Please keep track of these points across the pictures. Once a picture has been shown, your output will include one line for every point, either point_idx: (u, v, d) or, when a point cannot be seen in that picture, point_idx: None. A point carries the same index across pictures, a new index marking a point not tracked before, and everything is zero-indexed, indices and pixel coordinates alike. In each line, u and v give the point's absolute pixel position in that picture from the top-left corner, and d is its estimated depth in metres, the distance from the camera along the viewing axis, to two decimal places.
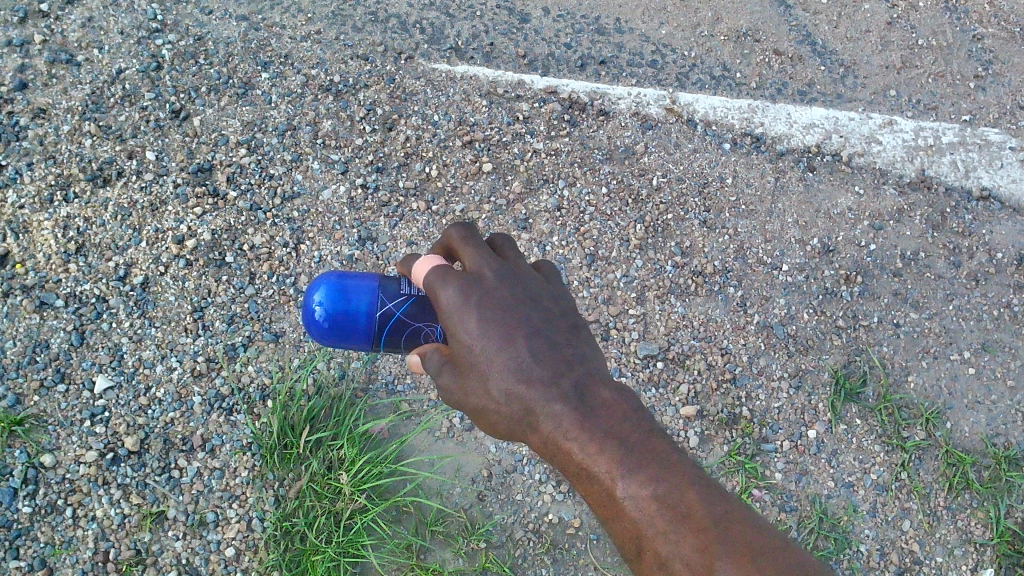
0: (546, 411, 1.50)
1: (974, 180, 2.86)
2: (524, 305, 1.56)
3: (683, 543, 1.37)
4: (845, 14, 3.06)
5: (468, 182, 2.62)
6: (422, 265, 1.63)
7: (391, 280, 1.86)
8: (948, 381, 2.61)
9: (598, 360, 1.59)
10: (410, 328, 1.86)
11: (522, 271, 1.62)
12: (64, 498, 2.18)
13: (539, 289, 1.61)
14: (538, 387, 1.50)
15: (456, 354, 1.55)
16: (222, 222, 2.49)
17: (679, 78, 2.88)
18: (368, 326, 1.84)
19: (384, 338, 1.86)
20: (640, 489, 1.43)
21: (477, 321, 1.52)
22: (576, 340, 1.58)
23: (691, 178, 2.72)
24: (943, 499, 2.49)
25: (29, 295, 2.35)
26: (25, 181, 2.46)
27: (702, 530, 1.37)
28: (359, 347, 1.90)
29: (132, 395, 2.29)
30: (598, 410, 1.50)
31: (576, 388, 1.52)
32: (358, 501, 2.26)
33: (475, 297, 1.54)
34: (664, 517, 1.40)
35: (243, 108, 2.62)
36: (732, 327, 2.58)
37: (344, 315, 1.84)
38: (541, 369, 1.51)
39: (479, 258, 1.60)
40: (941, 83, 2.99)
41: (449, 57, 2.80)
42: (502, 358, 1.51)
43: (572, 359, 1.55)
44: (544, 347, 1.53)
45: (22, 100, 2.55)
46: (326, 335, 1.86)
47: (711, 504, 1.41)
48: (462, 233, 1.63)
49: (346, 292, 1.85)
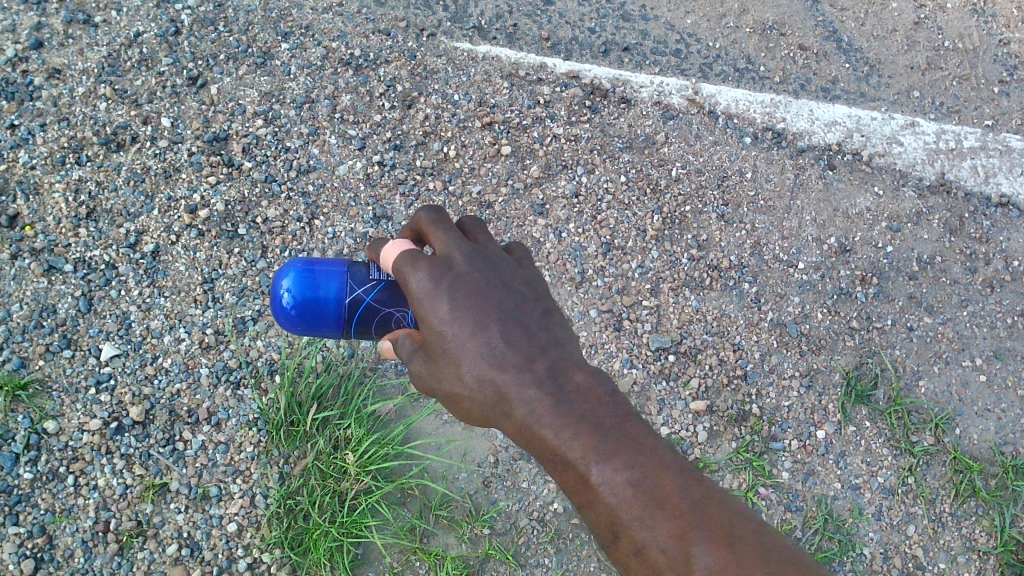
0: (517, 395, 1.43)
1: (993, 186, 2.83)
2: (496, 288, 1.50)
3: (659, 529, 1.29)
4: (872, 11, 3.01)
5: (486, 164, 2.59)
6: (391, 250, 1.57)
7: (360, 266, 1.83)
8: (958, 388, 2.60)
9: (574, 343, 1.51)
10: (380, 315, 1.83)
11: (494, 254, 1.55)
12: (66, 465, 2.15)
13: (511, 271, 1.54)
14: (510, 371, 1.43)
15: (428, 339, 1.49)
16: (236, 193, 2.45)
17: (703, 69, 2.84)
18: (337, 313, 1.82)
19: (354, 325, 1.83)
20: (615, 475, 1.34)
21: (448, 305, 1.46)
22: (551, 322, 1.51)
23: (710, 171, 2.69)
24: (948, 505, 2.48)
25: (37, 259, 2.31)
26: (38, 142, 2.42)
27: (679, 516, 1.29)
28: (330, 334, 1.88)
29: (138, 364, 2.26)
30: (571, 394, 1.42)
31: (550, 371, 1.44)
32: (363, 482, 2.24)
33: (444, 280, 1.48)
34: (639, 502, 1.31)
35: (262, 79, 2.58)
36: (746, 323, 2.56)
37: (312, 303, 1.82)
38: (513, 353, 1.45)
39: (449, 241, 1.54)
40: (966, 86, 2.95)
41: (472, 37, 2.76)
42: (473, 342, 1.45)
43: (546, 342, 1.47)
44: (517, 330, 1.47)
45: (37, 59, 2.51)
46: (295, 323, 1.84)
47: (688, 488, 1.33)
48: (432, 216, 1.57)
49: (314, 279, 1.83)
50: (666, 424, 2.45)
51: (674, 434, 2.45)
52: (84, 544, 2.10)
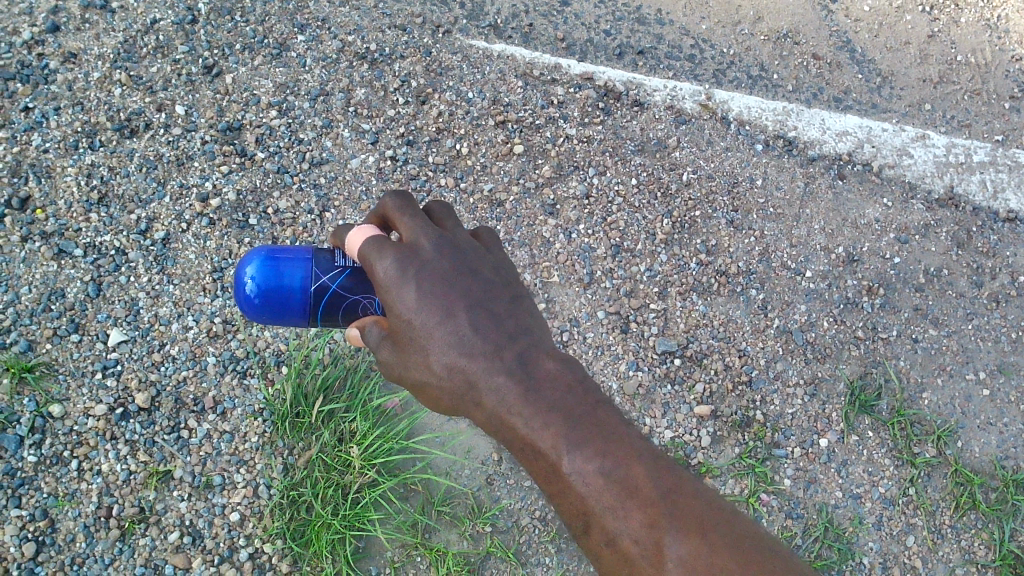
0: (488, 385, 1.47)
1: (1001, 201, 2.84)
2: (465, 277, 1.51)
3: (630, 519, 1.35)
4: (886, 23, 3.02)
5: (498, 162, 2.59)
6: (357, 236, 1.57)
7: (324, 252, 1.80)
8: (961, 401, 2.60)
9: (541, 327, 1.55)
10: (347, 302, 1.80)
11: (461, 240, 1.57)
12: (70, 450, 2.15)
13: (480, 260, 1.55)
14: (480, 360, 1.47)
15: (396, 328, 1.51)
16: (248, 183, 2.45)
17: (716, 75, 2.85)
18: (303, 301, 1.79)
19: (321, 313, 1.81)
20: (586, 465, 1.40)
21: (417, 295, 1.48)
22: (519, 309, 1.54)
23: (721, 176, 2.69)
24: (948, 518, 2.48)
25: (48, 242, 2.31)
26: (51, 125, 2.42)
27: (649, 506, 1.36)
28: (296, 323, 1.84)
29: (145, 351, 2.26)
30: (541, 383, 1.47)
31: (520, 360, 1.48)
32: (367, 475, 2.24)
33: (413, 269, 1.49)
34: (610, 492, 1.38)
35: (277, 70, 2.58)
36: (752, 330, 2.56)
37: (276, 291, 1.78)
38: (483, 342, 1.48)
39: (416, 228, 1.54)
40: (977, 101, 2.95)
41: (487, 35, 2.77)
42: (443, 332, 1.47)
43: (515, 330, 1.51)
44: (487, 319, 1.50)
45: (53, 43, 2.51)
46: (259, 312, 1.80)
47: (658, 477, 1.39)
48: (397, 201, 1.57)
49: (278, 267, 1.79)
50: (670, 428, 2.45)
51: (678, 437, 2.45)
52: (85, 529, 2.09)
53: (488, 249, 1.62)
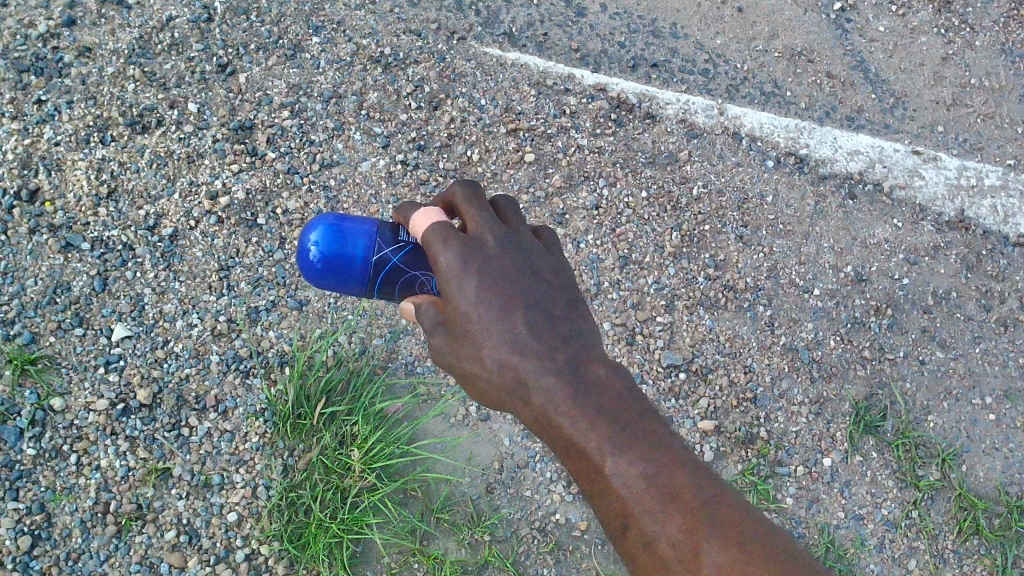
0: (538, 382, 1.45)
1: (1013, 226, 2.82)
2: (525, 275, 1.51)
3: (670, 523, 1.34)
4: (901, 44, 3.01)
5: (509, 170, 2.59)
6: (421, 218, 1.54)
7: (388, 225, 1.80)
8: (966, 425, 2.58)
9: (593, 332, 1.54)
10: (405, 277, 1.80)
11: (523, 239, 1.56)
12: (69, 444, 2.14)
13: (540, 261, 1.55)
14: (532, 359, 1.46)
15: (452, 318, 1.49)
16: (258, 182, 2.45)
17: (730, 90, 2.85)
18: (363, 271, 1.78)
19: (379, 285, 1.80)
20: (630, 467, 1.39)
21: (477, 287, 1.46)
22: (574, 312, 1.53)
23: (731, 192, 2.68)
24: (951, 542, 2.46)
25: (55, 235, 2.31)
26: (63, 119, 2.42)
27: (691, 512, 1.35)
28: (353, 293, 1.84)
29: (149, 347, 2.26)
30: (591, 385, 1.46)
31: (572, 361, 1.47)
32: (367, 479, 2.22)
33: (477, 262, 1.48)
34: (653, 496, 1.37)
35: (291, 71, 2.59)
36: (758, 346, 2.55)
37: (339, 259, 1.77)
38: (537, 341, 1.47)
39: (481, 221, 1.53)
40: (990, 125, 2.94)
41: (502, 43, 2.76)
42: (499, 327, 1.46)
43: (568, 332, 1.50)
44: (542, 318, 1.49)
45: (69, 37, 2.51)
46: (319, 278, 1.79)
47: (700, 485, 1.38)
48: (467, 193, 1.57)
49: (343, 235, 1.78)
50: None
51: None
52: (82, 524, 2.09)
53: (548, 251, 1.62)
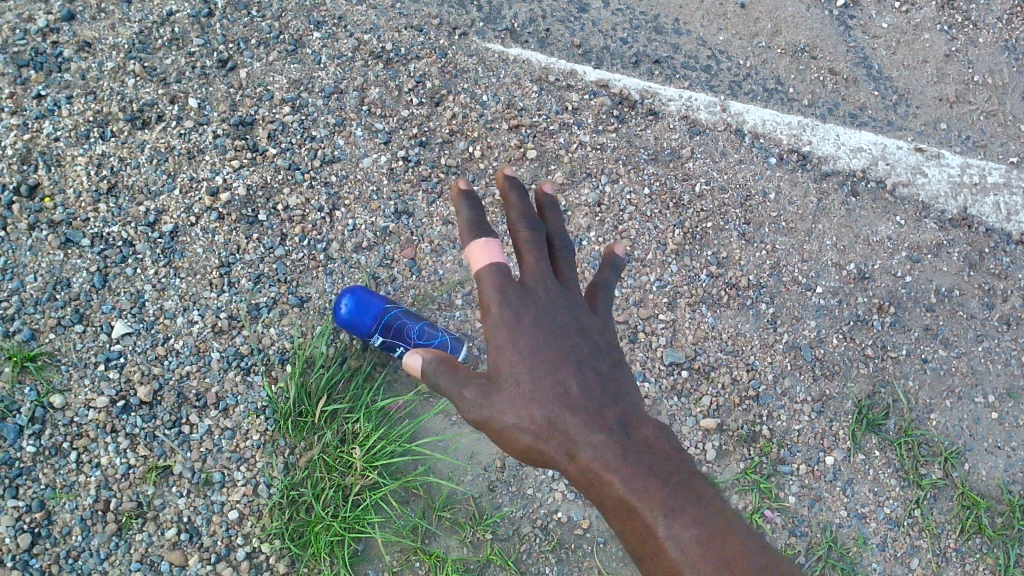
0: (565, 412, 1.41)
1: (1015, 224, 2.81)
2: (564, 316, 1.50)
3: (688, 545, 1.25)
4: (904, 41, 2.99)
5: (511, 167, 2.57)
6: (482, 248, 1.49)
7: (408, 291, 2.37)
8: (969, 423, 2.57)
9: (631, 381, 1.50)
10: (404, 327, 2.24)
11: (574, 288, 1.55)
12: (69, 441, 2.13)
13: (584, 311, 1.54)
14: (561, 392, 1.43)
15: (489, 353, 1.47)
16: (259, 178, 2.43)
17: (732, 86, 2.83)
18: (376, 317, 2.22)
19: (384, 331, 2.23)
20: (651, 495, 1.31)
21: (515, 321, 1.47)
22: (611, 359, 1.50)
23: (734, 189, 2.67)
24: (953, 541, 2.46)
25: (55, 231, 2.29)
26: (63, 114, 2.40)
27: (711, 539, 1.25)
28: (364, 335, 2.24)
29: (149, 344, 2.24)
30: (620, 421, 1.41)
31: (603, 399, 1.43)
32: (368, 477, 2.22)
33: (517, 296, 1.49)
34: (672, 524, 1.27)
35: (292, 66, 2.57)
36: (761, 344, 2.54)
37: (361, 305, 2.23)
38: (568, 375, 1.44)
39: (535, 261, 1.52)
40: (993, 122, 2.93)
41: (504, 39, 2.74)
42: (530, 360, 1.45)
43: (602, 372, 1.47)
44: (576, 356, 1.47)
45: (68, 31, 2.49)
46: (342, 319, 2.24)
47: (722, 519, 1.30)
48: (529, 230, 1.53)
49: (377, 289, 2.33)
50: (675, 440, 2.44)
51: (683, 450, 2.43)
52: (83, 522, 2.08)
53: (599, 309, 1.58)
